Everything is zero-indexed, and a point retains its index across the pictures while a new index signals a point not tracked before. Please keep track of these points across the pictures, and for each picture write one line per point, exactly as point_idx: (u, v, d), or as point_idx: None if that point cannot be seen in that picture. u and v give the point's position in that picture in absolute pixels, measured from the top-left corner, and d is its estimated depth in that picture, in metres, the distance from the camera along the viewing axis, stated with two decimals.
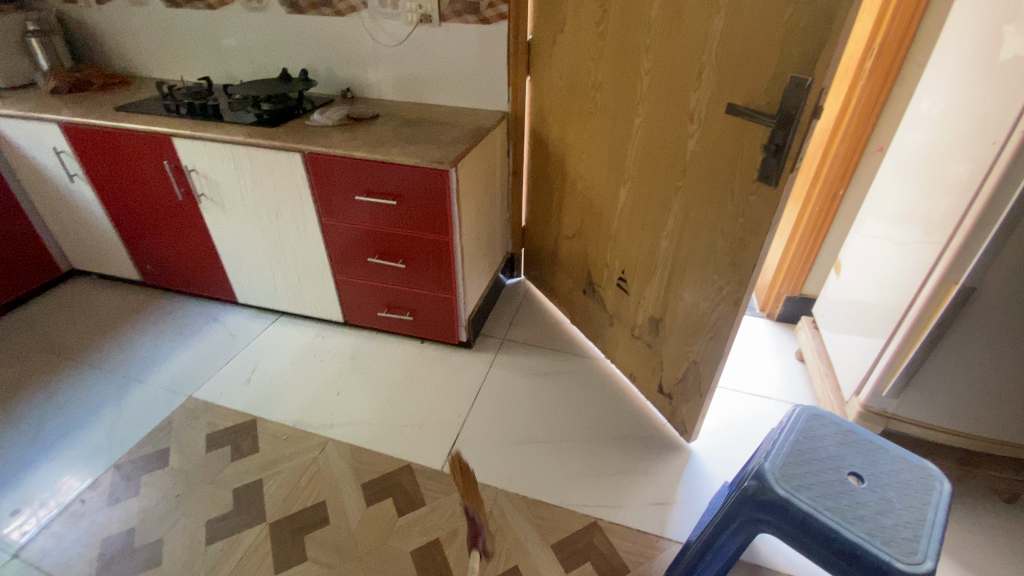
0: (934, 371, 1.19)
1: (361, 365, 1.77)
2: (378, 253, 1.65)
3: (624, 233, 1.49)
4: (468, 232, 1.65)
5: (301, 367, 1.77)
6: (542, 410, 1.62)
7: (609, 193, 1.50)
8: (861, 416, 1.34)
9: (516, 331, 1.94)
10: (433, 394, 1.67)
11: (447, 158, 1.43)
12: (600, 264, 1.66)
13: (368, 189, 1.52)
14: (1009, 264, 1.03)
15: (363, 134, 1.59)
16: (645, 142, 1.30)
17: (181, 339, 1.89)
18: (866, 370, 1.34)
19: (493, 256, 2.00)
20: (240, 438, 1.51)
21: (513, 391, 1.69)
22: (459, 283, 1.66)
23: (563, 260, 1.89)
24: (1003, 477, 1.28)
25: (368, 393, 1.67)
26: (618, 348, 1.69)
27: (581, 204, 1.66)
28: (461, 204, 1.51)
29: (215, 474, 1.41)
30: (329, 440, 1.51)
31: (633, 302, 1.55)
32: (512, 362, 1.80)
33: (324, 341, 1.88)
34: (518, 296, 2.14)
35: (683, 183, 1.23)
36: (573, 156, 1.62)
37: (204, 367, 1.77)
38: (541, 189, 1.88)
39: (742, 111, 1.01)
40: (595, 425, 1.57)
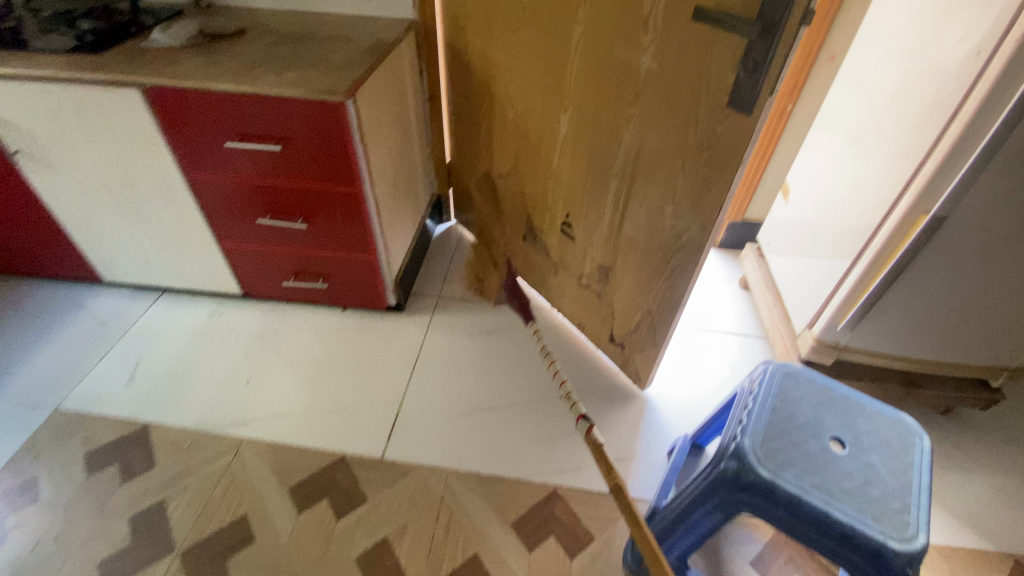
0: (891, 303, 1.15)
1: (274, 345, 1.52)
2: (271, 212, 1.34)
3: (568, 170, 1.28)
4: (383, 177, 1.37)
5: (200, 355, 1.49)
6: (489, 373, 1.47)
7: (547, 122, 1.27)
8: (813, 350, 1.31)
9: (451, 286, 1.74)
10: (363, 369, 1.47)
11: (340, 86, 1.11)
12: (541, 206, 1.46)
13: (243, 132, 1.18)
14: (983, 191, 0.94)
15: (226, 57, 1.21)
16: (590, 56, 1.06)
17: (35, 335, 1.52)
18: (819, 304, 1.28)
19: (417, 202, 1.73)
20: (131, 453, 1.26)
21: (453, 355, 1.53)
22: (378, 240, 1.40)
23: (497, 201, 1.67)
24: (938, 393, 1.31)
25: (286, 377, 1.44)
26: (565, 296, 1.55)
27: (514, 136, 1.42)
28: (368, 146, 1.22)
29: (103, 502, 1.17)
30: (244, 439, 1.29)
31: (580, 247, 1.39)
32: (449, 322, 1.62)
33: (224, 319, 1.58)
34: (450, 245, 1.92)
35: (637, 109, 1.02)
36: (500, 75, 1.35)
37: (72, 368, 1.45)
38: (466, 118, 1.60)
39: (713, 16, 0.80)
40: (546, 383, 1.45)
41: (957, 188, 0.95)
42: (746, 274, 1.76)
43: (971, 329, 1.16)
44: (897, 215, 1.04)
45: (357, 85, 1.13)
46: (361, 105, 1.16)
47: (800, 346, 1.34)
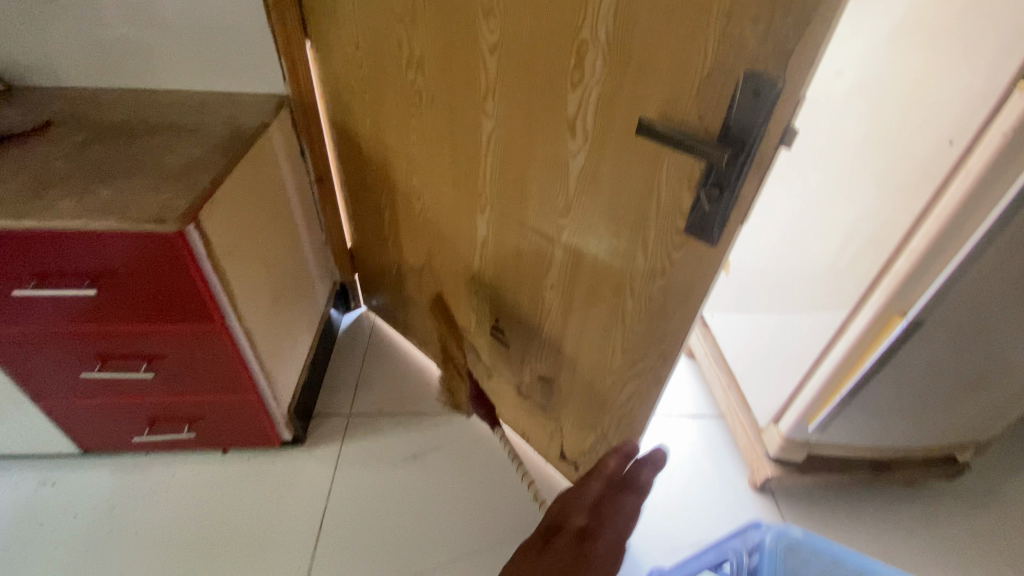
0: (865, 402, 1.02)
1: (132, 520, 1.18)
2: (105, 360, 1.01)
3: (493, 274, 1.06)
4: (260, 297, 1.08)
5: (25, 552, 1.13)
6: (418, 518, 1.21)
7: (464, 220, 1.05)
8: (782, 448, 1.16)
9: (365, 398, 1.45)
10: (252, 539, 1.16)
11: (172, 210, 0.82)
12: (463, 306, 1.23)
13: (40, 274, 0.86)
14: (963, 295, 0.82)
15: (15, 169, 0.89)
16: (509, 152, 0.86)
17: None
18: (781, 399, 1.14)
19: (314, 301, 1.44)
20: None
21: (370, 497, 1.25)
22: (260, 375, 1.11)
23: (413, 293, 1.41)
24: (911, 474, 1.22)
25: (146, 568, 1.11)
26: (504, 404, 1.32)
27: (425, 229, 1.18)
28: (228, 273, 0.93)
29: None
30: None
31: (514, 355, 1.16)
32: (364, 450, 1.33)
33: (66, 492, 1.22)
34: (362, 339, 1.63)
35: (572, 220, 0.83)
36: (401, 162, 1.11)
37: None
38: (366, 202, 1.33)
39: (661, 131, 0.61)
40: (486, 521, 1.21)
41: (938, 292, 0.82)
42: (691, 343, 1.57)
43: (942, 415, 1.07)
44: (867, 316, 0.91)
45: (202, 202, 0.84)
46: (212, 226, 0.88)
47: (767, 444, 1.19)
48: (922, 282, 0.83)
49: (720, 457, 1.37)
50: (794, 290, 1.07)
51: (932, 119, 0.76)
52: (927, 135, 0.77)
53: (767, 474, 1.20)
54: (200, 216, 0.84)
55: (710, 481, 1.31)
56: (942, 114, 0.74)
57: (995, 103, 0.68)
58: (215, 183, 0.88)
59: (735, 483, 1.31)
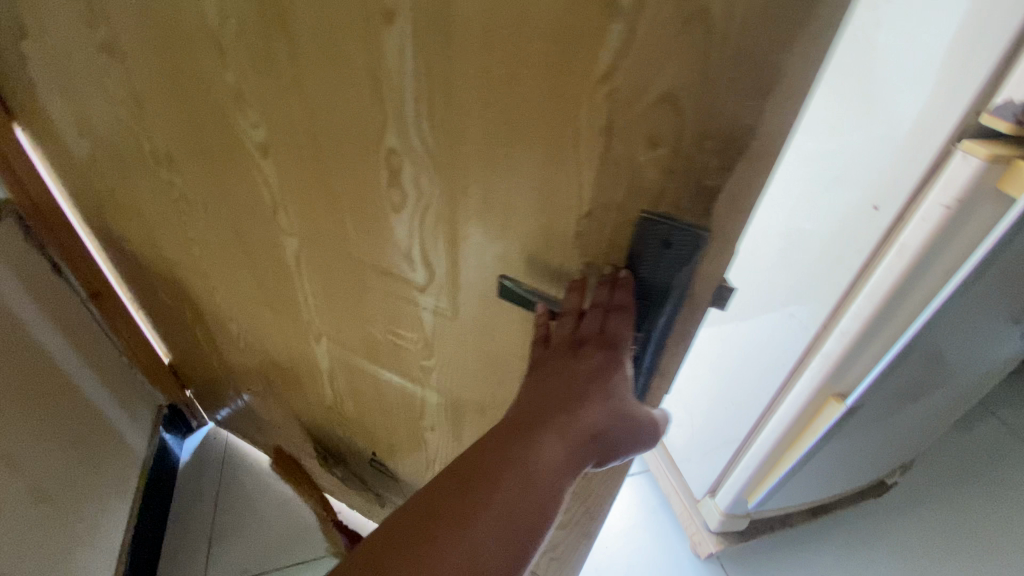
0: (806, 474, 0.91)
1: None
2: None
3: (355, 408, 0.79)
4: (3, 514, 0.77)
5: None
6: None
7: (297, 350, 0.76)
8: (724, 522, 1.05)
9: (221, 560, 1.13)
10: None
11: None
12: (329, 433, 0.92)
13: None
14: (903, 371, 0.71)
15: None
16: (329, 282, 0.59)
17: None
18: (717, 472, 1.01)
19: (124, 453, 1.06)
20: None
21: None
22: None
23: (261, 415, 1.06)
24: (849, 507, 1.16)
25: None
26: None
27: (250, 352, 0.86)
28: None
29: None
30: None
31: (403, 488, 0.90)
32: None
33: None
34: (211, 471, 1.26)
35: (437, 364, 0.59)
36: (193, 277, 0.78)
37: None
38: (167, 315, 0.96)
39: (532, 298, 0.43)
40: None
41: (878, 375, 0.70)
42: None
43: (883, 456, 0.98)
44: (799, 397, 0.77)
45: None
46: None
47: (707, 518, 1.07)
48: (858, 365, 0.71)
49: (658, 522, 1.21)
50: (718, 354, 0.91)
51: (852, 180, 0.61)
52: (846, 196, 0.62)
53: (712, 549, 1.08)
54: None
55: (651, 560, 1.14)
56: (862, 174, 0.60)
57: (929, 165, 0.53)
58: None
59: (678, 553, 1.15)
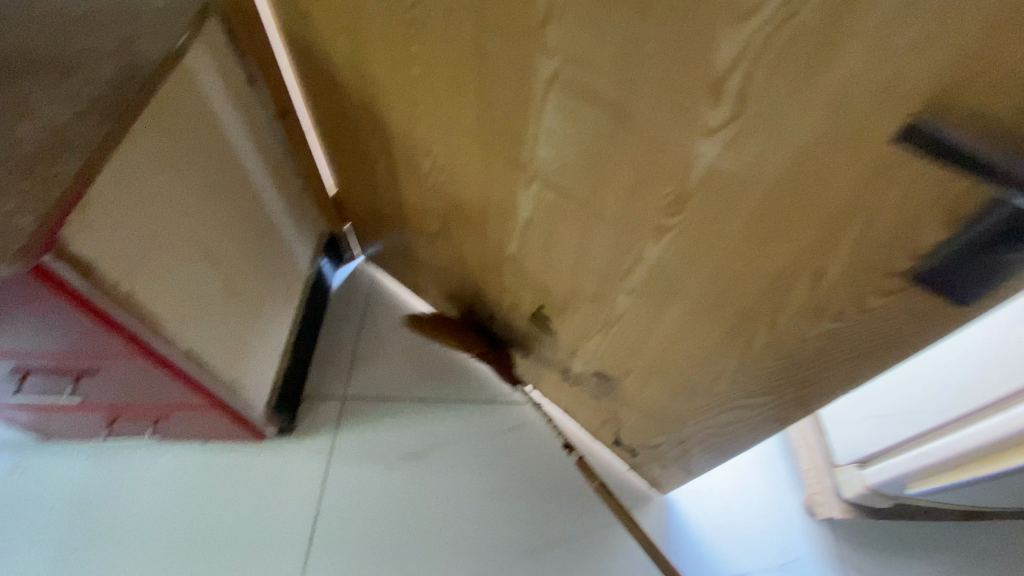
0: (1005, 483, 0.81)
1: (108, 516, 1.07)
2: (22, 377, 0.83)
3: (540, 256, 0.77)
4: (202, 300, 0.85)
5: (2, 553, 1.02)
6: (416, 530, 1.09)
7: (498, 190, 0.74)
8: (863, 495, 1.00)
9: (361, 379, 1.25)
10: (241, 544, 1.06)
11: (17, 226, 0.55)
12: (493, 279, 0.94)
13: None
14: None
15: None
16: (576, 113, 0.53)
17: None
18: (877, 447, 0.94)
19: (294, 266, 1.16)
20: None
21: (366, 499, 1.12)
22: (211, 384, 0.92)
23: (420, 255, 1.10)
24: (1006, 517, 1.06)
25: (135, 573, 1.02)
26: (543, 385, 1.11)
27: (436, 188, 0.86)
28: (136, 295, 0.71)
29: None
30: None
31: (561, 345, 0.92)
32: (360, 448, 1.17)
33: (29, 474, 1.10)
34: (356, 300, 1.36)
35: (680, 223, 0.53)
36: (396, 100, 0.76)
37: None
38: (349, 143, 0.97)
39: (942, 146, 0.33)
40: (506, 524, 1.09)
41: None
42: None
43: None
44: None
45: (58, 220, 0.57)
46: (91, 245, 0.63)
47: (842, 483, 1.03)
48: None
49: (775, 469, 1.14)
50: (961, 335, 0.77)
51: None
52: None
53: (836, 513, 1.05)
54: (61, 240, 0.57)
55: (758, 506, 1.10)
56: None
57: None
58: (80, 180, 0.59)
59: (787, 502, 1.11)
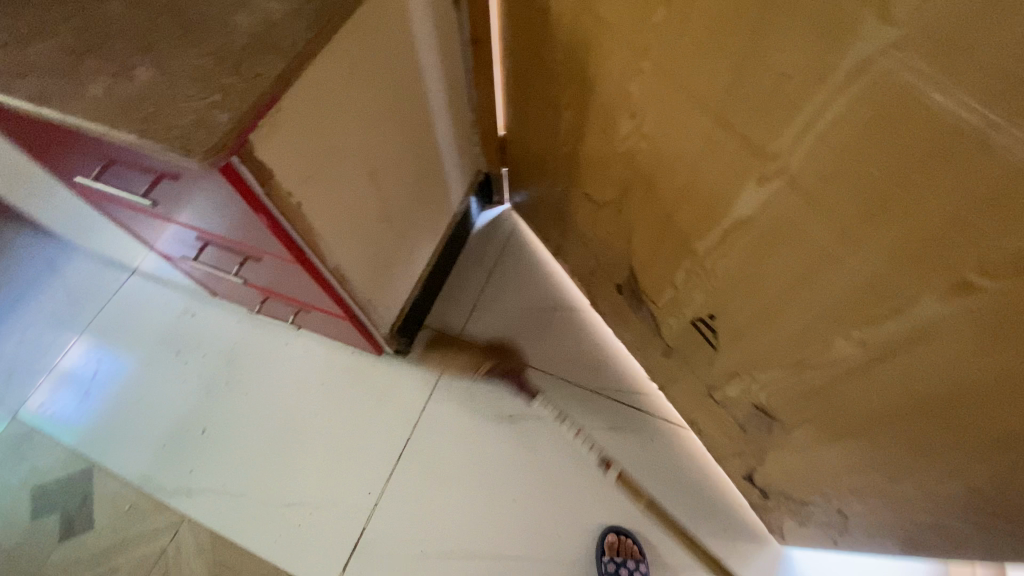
0: None
1: (243, 378, 1.18)
2: (202, 248, 0.88)
3: (738, 266, 0.66)
4: (362, 222, 0.81)
5: (162, 374, 1.20)
6: (494, 490, 1.06)
7: (715, 182, 0.62)
8: None
9: (479, 323, 1.22)
10: (333, 449, 1.11)
11: (216, 121, 0.51)
12: (657, 271, 0.84)
13: (102, 160, 0.68)
14: None
15: (69, 6, 0.62)
16: (909, 113, 0.38)
17: (8, 299, 1.31)
18: None
19: (446, 198, 1.13)
20: (73, 502, 1.07)
21: (449, 446, 1.10)
22: (352, 302, 0.89)
23: (578, 221, 1.02)
24: None
25: (248, 435, 1.12)
26: (675, 390, 1.01)
27: (627, 158, 0.75)
28: (308, 210, 0.66)
29: (37, 565, 1.01)
30: (187, 517, 1.05)
31: (721, 361, 0.81)
32: (456, 394, 1.15)
33: (198, 323, 1.25)
34: (494, 245, 1.32)
35: (999, 288, 0.39)
36: (617, 53, 0.65)
37: (35, 360, 1.23)
38: (537, 89, 0.89)
39: None
40: (580, 520, 1.02)
41: None
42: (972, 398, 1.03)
43: None
44: None
45: (251, 120, 0.52)
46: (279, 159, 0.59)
47: None
48: None
49: None
50: None
51: None
52: None
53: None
54: (249, 146, 0.54)
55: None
56: None
57: None
58: (280, 83, 0.54)
59: None
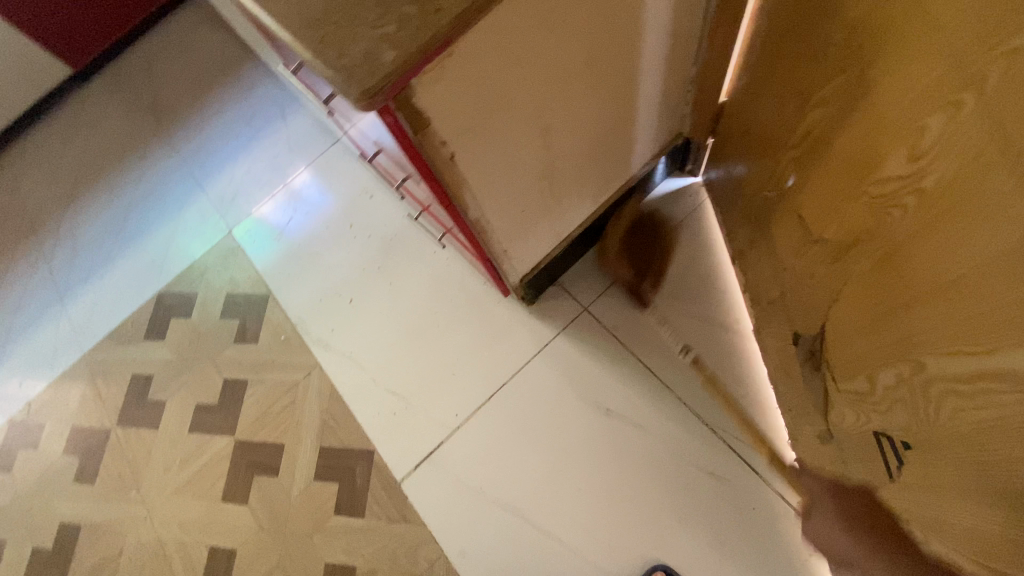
0: None
1: (391, 268, 1.27)
2: (376, 152, 0.90)
3: (978, 423, 0.46)
4: (521, 175, 0.75)
5: (334, 238, 1.34)
6: (568, 468, 1.03)
7: (999, 305, 0.41)
8: None
9: (616, 301, 1.11)
10: (439, 365, 1.16)
11: (383, 59, 0.48)
12: (854, 353, 0.64)
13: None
14: None
15: None
16: None
17: (247, 133, 1.54)
18: None
19: (631, 158, 0.99)
20: (249, 316, 1.32)
21: (539, 411, 1.08)
22: (489, 248, 0.86)
23: (776, 240, 0.82)
24: None
25: (378, 321, 1.23)
26: (814, 473, 0.84)
27: (877, 204, 0.54)
28: (461, 156, 0.62)
29: (217, 352, 1.29)
30: (317, 365, 1.23)
31: (887, 488, 0.63)
32: (565, 364, 1.10)
33: (371, 205, 1.35)
34: (665, 221, 1.15)
35: None
36: (930, 64, 0.44)
37: (253, 192, 1.47)
38: (788, 65, 0.67)
39: None
40: (638, 545, 0.96)
41: None
42: None
43: None
44: None
45: (417, 65, 0.48)
46: (441, 104, 0.54)
47: None
48: None
49: None
50: None
51: None
52: None
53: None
54: (408, 92, 0.50)
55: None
56: None
57: None
58: (455, 27, 0.48)
59: None
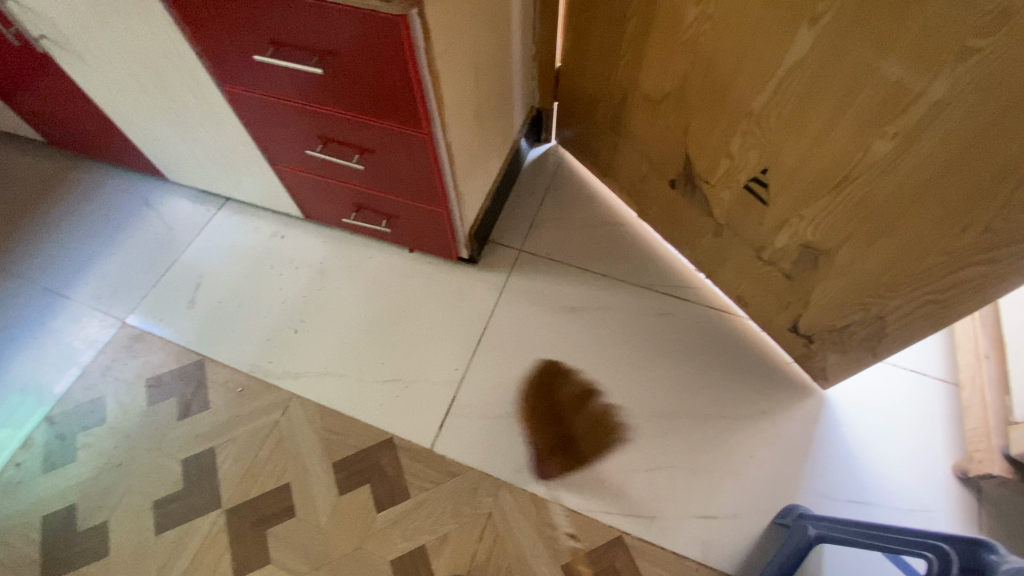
0: None
1: (333, 285, 1.32)
2: (323, 143, 1.04)
3: (787, 113, 0.84)
4: (465, 107, 0.99)
5: (259, 284, 1.33)
6: (565, 363, 1.20)
7: (766, 39, 0.81)
8: None
9: (539, 236, 1.38)
10: (419, 339, 1.24)
11: None
12: (712, 148, 1.02)
13: (275, 40, 0.84)
14: None
15: None
16: None
17: (106, 230, 1.43)
18: None
19: (511, 122, 1.31)
20: (187, 387, 1.19)
21: (522, 335, 1.24)
22: (450, 187, 1.05)
23: (632, 129, 1.21)
24: None
25: (339, 331, 1.25)
26: (723, 266, 1.18)
27: (689, 44, 0.94)
28: (440, 74, 0.84)
29: (160, 438, 1.13)
30: (292, 396, 1.17)
31: (766, 215, 1.00)
32: (525, 292, 1.29)
33: (286, 243, 1.39)
34: (545, 175, 1.49)
35: (991, 43, 0.59)
36: None
37: (138, 278, 1.35)
38: (600, 8, 1.08)
39: None
40: (642, 387, 1.16)
41: None
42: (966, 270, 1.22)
43: None
44: None
45: None
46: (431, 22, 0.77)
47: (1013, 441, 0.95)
48: None
49: (929, 427, 1.10)
50: None
51: None
52: None
53: (993, 471, 0.98)
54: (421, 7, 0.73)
55: (895, 444, 1.09)
56: None
57: None
58: None
59: (933, 458, 1.07)
